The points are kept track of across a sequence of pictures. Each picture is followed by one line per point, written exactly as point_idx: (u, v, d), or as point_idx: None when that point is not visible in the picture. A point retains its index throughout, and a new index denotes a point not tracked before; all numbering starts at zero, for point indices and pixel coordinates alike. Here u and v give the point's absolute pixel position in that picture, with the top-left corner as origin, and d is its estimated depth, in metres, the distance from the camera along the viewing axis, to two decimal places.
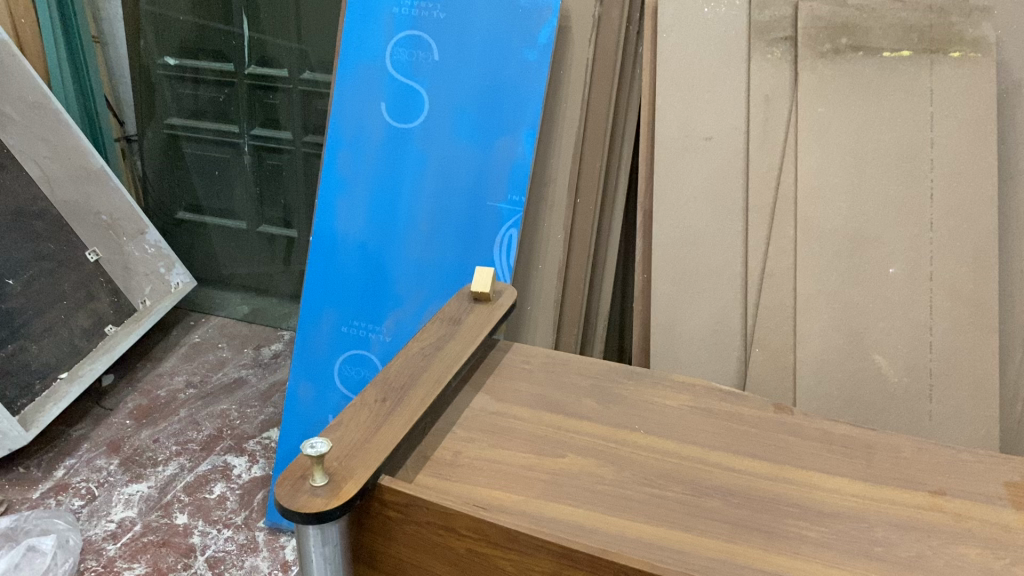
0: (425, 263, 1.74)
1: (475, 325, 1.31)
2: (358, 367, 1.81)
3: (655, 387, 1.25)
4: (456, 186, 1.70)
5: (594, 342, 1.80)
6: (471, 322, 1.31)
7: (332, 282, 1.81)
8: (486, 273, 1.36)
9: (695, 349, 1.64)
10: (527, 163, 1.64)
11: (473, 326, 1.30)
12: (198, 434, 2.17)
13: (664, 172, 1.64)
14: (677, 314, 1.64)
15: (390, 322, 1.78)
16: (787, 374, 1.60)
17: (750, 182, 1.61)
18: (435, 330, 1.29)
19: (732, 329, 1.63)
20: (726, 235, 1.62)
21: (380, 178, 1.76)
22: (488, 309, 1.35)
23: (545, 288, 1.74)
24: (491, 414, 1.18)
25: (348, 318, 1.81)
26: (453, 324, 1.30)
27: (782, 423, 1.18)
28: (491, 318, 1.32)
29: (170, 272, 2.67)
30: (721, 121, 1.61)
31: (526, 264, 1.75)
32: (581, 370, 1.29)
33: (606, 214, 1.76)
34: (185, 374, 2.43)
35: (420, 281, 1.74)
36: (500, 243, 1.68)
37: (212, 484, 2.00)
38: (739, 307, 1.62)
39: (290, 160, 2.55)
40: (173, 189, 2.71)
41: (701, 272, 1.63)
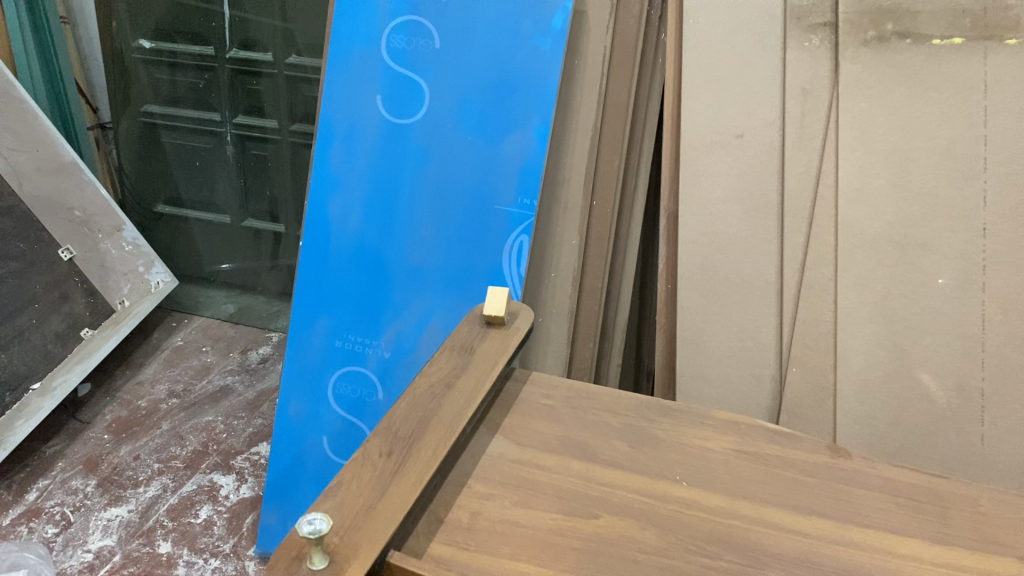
0: (428, 271, 1.57)
1: (489, 355, 1.16)
2: (353, 384, 1.64)
3: (693, 426, 1.11)
4: (461, 187, 1.54)
5: (610, 357, 1.66)
6: (484, 351, 1.16)
7: (323, 291, 1.64)
8: (500, 295, 1.21)
9: (724, 368, 1.50)
10: (539, 162, 1.48)
11: (487, 356, 1.15)
12: (182, 450, 2.02)
13: (690, 173, 1.49)
14: (705, 329, 1.51)
15: (389, 335, 1.61)
16: (827, 396, 1.45)
17: (786, 183, 1.45)
18: (444, 363, 1.14)
19: (766, 345, 1.47)
20: (761, 242, 1.47)
21: (376, 177, 1.59)
22: (502, 335, 1.20)
23: (558, 298, 1.59)
24: (512, 462, 1.04)
25: (342, 331, 1.63)
26: (464, 354, 1.16)
27: (840, 470, 1.04)
28: (507, 347, 1.18)
29: (150, 271, 2.46)
30: (753, 116, 1.45)
31: (537, 272, 1.59)
32: (608, 406, 1.15)
33: (626, 216, 1.60)
34: (167, 382, 2.27)
35: (422, 291, 1.58)
36: (511, 251, 1.52)
37: (198, 507, 1.86)
38: (773, 320, 1.47)
39: (276, 150, 2.38)
40: (151, 181, 2.54)
41: (732, 283, 1.48)
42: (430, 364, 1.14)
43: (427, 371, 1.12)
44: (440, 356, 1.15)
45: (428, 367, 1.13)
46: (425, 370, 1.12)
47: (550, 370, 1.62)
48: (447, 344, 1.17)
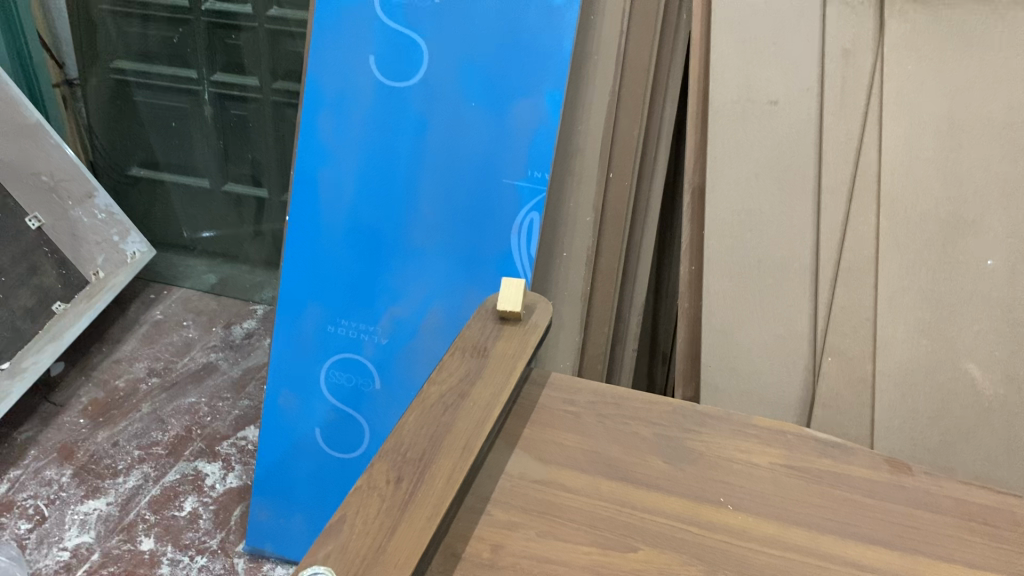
0: (429, 250, 1.45)
1: (505, 359, 1.03)
2: (348, 373, 1.52)
3: (735, 436, 0.99)
4: (465, 159, 1.40)
5: (625, 341, 1.53)
6: (499, 354, 1.04)
7: (315, 273, 1.51)
8: (517, 289, 1.08)
9: (754, 357, 1.37)
10: (551, 132, 1.35)
11: (502, 361, 1.03)
12: (163, 436, 1.90)
13: (718, 143, 1.35)
14: (735, 317, 1.37)
15: (387, 321, 1.49)
16: (864, 388, 1.34)
17: (824, 155, 1.32)
18: (455, 369, 1.01)
19: (800, 333, 1.35)
20: (795, 220, 1.34)
21: (371, 149, 1.44)
22: (519, 334, 1.07)
23: (571, 279, 1.47)
24: (535, 483, 0.92)
25: (336, 316, 1.51)
26: (476, 358, 1.03)
27: (902, 490, 0.93)
28: (525, 349, 1.05)
29: (125, 240, 2.31)
30: (789, 81, 1.31)
31: (548, 251, 1.47)
32: (638, 413, 1.02)
33: (644, 190, 1.46)
34: (146, 360, 2.14)
35: (423, 272, 1.46)
36: (520, 230, 1.40)
37: (182, 499, 1.74)
38: (807, 305, 1.35)
39: (258, 110, 2.21)
40: (124, 142, 2.36)
41: (764, 265, 1.35)
42: (438, 370, 1.01)
43: (436, 378, 0.99)
44: (451, 361, 1.02)
45: (437, 373, 1.00)
46: (434, 377, 0.99)
47: (562, 357, 1.49)
48: (457, 346, 1.05)
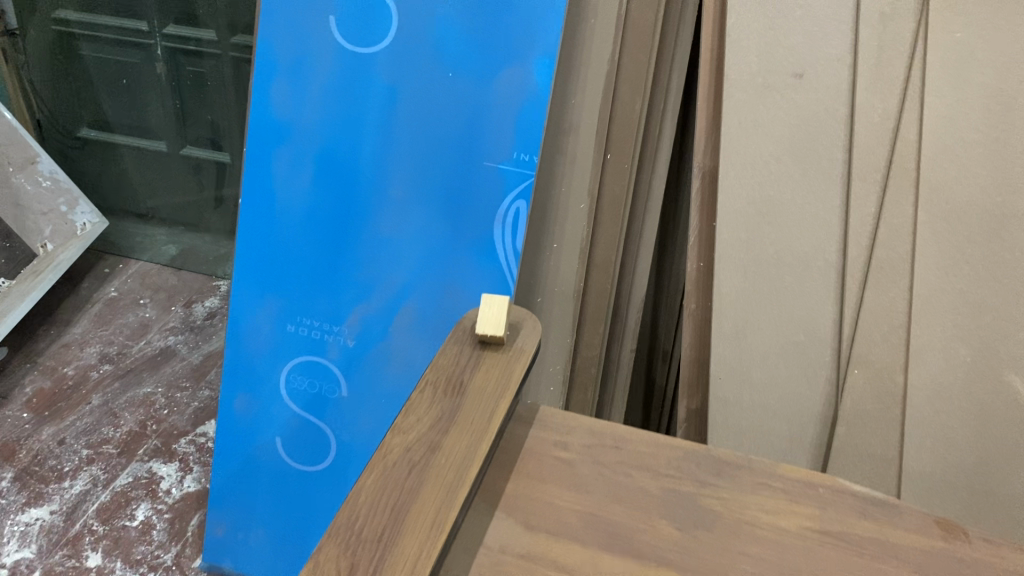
0: (401, 241, 1.26)
1: (484, 397, 0.86)
2: (312, 377, 1.34)
3: (758, 493, 0.83)
4: (441, 137, 1.20)
5: (623, 340, 1.37)
6: (476, 390, 0.87)
7: (270, 264, 1.32)
8: (500, 308, 0.91)
9: (771, 367, 1.20)
10: (541, 107, 1.15)
11: (480, 400, 0.86)
12: (114, 432, 1.73)
13: (733, 121, 1.17)
14: (751, 322, 1.19)
15: (354, 321, 1.30)
16: (894, 403, 1.17)
17: (855, 135, 1.13)
18: (423, 412, 0.84)
19: (822, 341, 1.18)
20: (820, 210, 1.16)
21: (332, 123, 1.24)
22: (501, 363, 0.90)
23: (563, 273, 1.29)
24: (519, 561, 0.76)
25: (296, 314, 1.33)
26: (450, 396, 0.86)
27: (959, 565, 0.77)
28: (508, 383, 0.88)
29: (73, 210, 2.10)
30: (817, 50, 1.12)
31: (535, 242, 1.29)
32: (643, 462, 0.86)
33: (646, 171, 1.28)
34: (98, 345, 1.96)
35: (393, 267, 1.27)
36: (505, 219, 1.21)
37: (133, 507, 1.59)
38: (831, 309, 1.17)
39: (215, 67, 1.99)
40: (71, 101, 2.14)
41: (783, 262, 1.18)
42: (404, 414, 0.84)
43: (401, 426, 0.83)
44: (419, 401, 0.85)
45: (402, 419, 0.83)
46: (398, 424, 0.83)
47: (551, 360, 1.33)
48: (426, 380, 0.88)
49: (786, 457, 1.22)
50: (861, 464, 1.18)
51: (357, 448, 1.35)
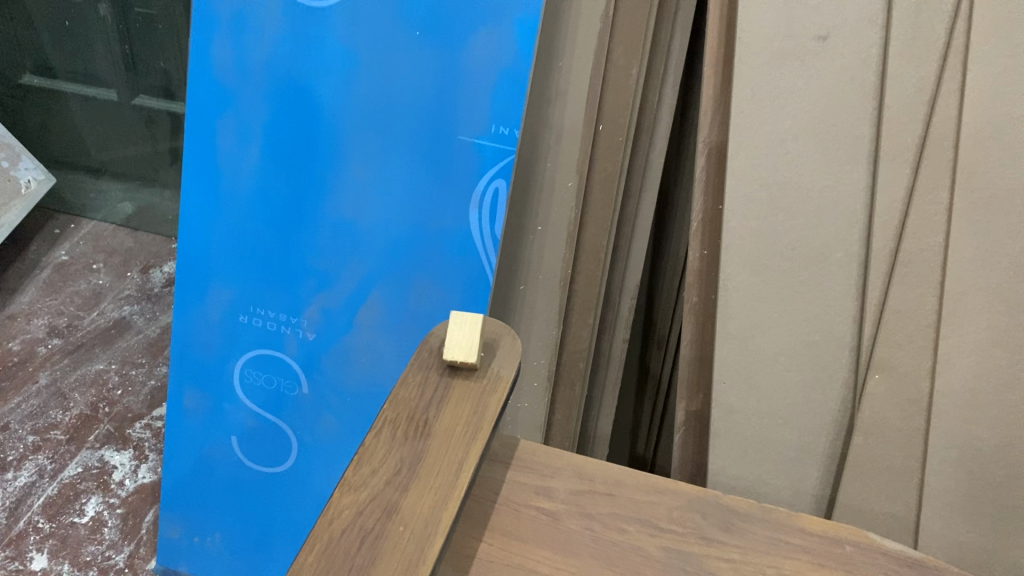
0: (363, 226, 1.11)
1: (451, 442, 0.72)
2: (268, 373, 1.21)
3: (775, 553, 0.71)
4: (407, 108, 1.05)
5: (614, 330, 1.23)
6: (442, 432, 0.73)
7: (218, 249, 1.18)
8: (470, 331, 0.78)
9: (781, 371, 1.06)
10: (521, 75, 0.98)
11: (447, 446, 0.72)
12: (62, 416, 1.60)
13: (745, 93, 1.01)
14: (760, 320, 1.06)
15: (313, 312, 1.17)
16: (917, 412, 1.04)
17: (884, 110, 0.98)
18: (378, 464, 0.71)
19: (839, 342, 1.05)
20: (842, 195, 1.01)
21: (282, 91, 1.08)
22: (472, 396, 0.76)
23: (548, 259, 1.15)
24: None
25: (249, 303, 1.19)
26: (410, 440, 0.72)
27: None
28: (480, 422, 0.74)
29: (15, 166, 1.93)
30: (845, 9, 0.96)
31: (517, 224, 1.14)
32: (640, 513, 0.74)
33: (643, 145, 1.13)
34: (46, 316, 1.81)
35: (355, 255, 1.13)
36: (482, 201, 1.06)
37: (83, 502, 1.46)
38: (852, 307, 1.04)
39: (166, 8, 1.77)
40: (10, 45, 1.94)
41: (799, 254, 1.03)
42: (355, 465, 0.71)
43: (351, 482, 0.69)
44: (373, 448, 0.72)
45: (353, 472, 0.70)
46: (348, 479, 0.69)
47: (535, 353, 1.20)
48: (381, 419, 0.74)
49: (794, 468, 1.09)
50: (879, 477, 1.06)
51: (319, 451, 1.22)
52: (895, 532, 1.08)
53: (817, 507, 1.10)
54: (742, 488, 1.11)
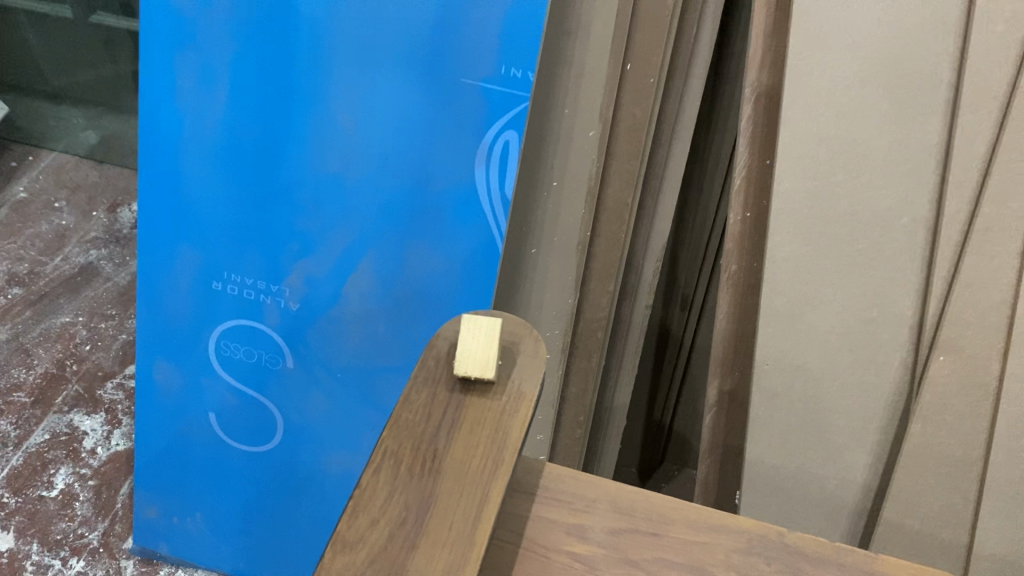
0: (352, 184, 0.96)
1: (465, 482, 0.59)
2: (247, 346, 1.08)
3: None
4: (401, 47, 0.88)
5: (636, 296, 1.09)
6: (454, 470, 0.60)
7: (185, 208, 1.03)
8: (489, 345, 0.64)
9: (831, 352, 0.94)
10: (539, 8, 0.82)
11: (461, 490, 0.59)
12: (26, 376, 1.46)
13: (803, 30, 0.85)
14: (810, 294, 0.92)
15: (296, 280, 1.03)
16: (985, 397, 0.90)
17: (970, 51, 0.82)
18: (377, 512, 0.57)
19: (900, 319, 0.92)
20: (911, 150, 0.86)
21: (252, 24, 0.91)
22: (489, 419, 0.63)
23: (564, 220, 1.00)
24: None
25: (221, 269, 1.05)
26: (415, 481, 0.59)
27: None
28: (500, 455, 0.61)
29: None
30: None
31: (528, 179, 0.99)
32: (691, 559, 0.62)
33: (676, 87, 0.97)
34: (5, 262, 1.65)
35: (343, 216, 0.98)
36: (490, 157, 0.91)
37: (51, 473, 1.34)
38: (916, 281, 0.90)
39: None
40: None
41: (858, 220, 0.89)
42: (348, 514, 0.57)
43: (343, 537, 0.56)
44: (369, 491, 0.59)
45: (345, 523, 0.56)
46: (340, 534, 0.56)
47: (547, 324, 1.07)
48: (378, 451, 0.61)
49: (840, 456, 0.97)
50: (935, 466, 0.94)
51: (306, 429, 1.11)
52: (949, 525, 0.95)
53: (863, 497, 0.98)
54: (780, 476, 1.00)
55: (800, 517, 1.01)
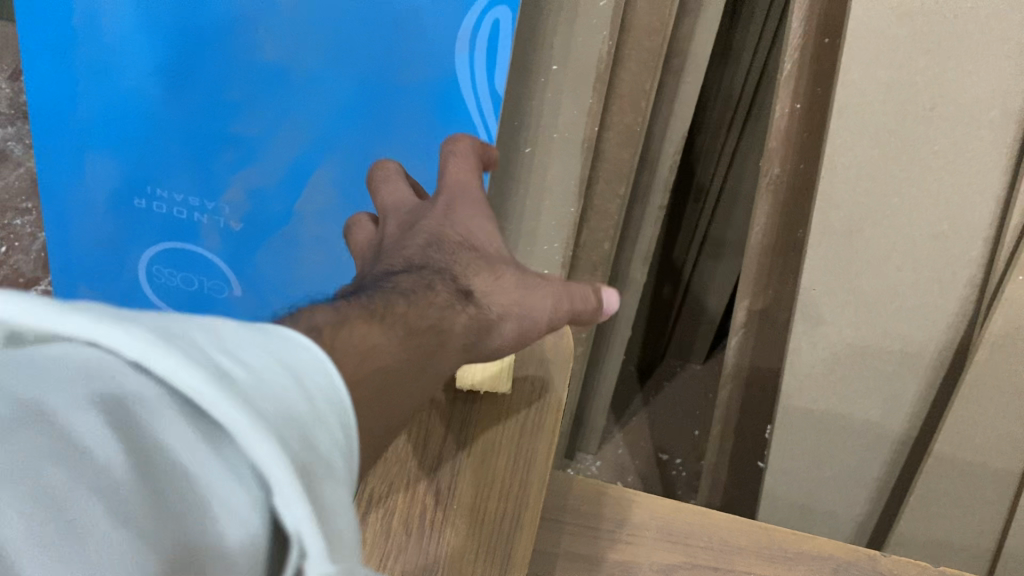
0: (296, 79, 0.76)
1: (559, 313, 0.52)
2: (187, 267, 0.92)
3: None
4: None
5: (647, 198, 0.93)
6: (554, 284, 0.52)
7: (91, 108, 0.83)
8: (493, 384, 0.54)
9: (889, 273, 0.78)
10: None
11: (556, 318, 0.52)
12: None
13: None
14: (872, 207, 0.76)
15: (236, 195, 0.85)
16: None
17: None
18: (470, 339, 0.47)
19: (975, 229, 0.75)
20: (1017, 25, 0.67)
21: None
22: (506, 447, 0.54)
23: (567, 112, 0.80)
24: None
25: (144, 182, 0.87)
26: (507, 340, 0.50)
27: None
28: (592, 314, 0.54)
29: None
30: None
31: (521, 62, 0.78)
32: None
33: None
34: None
35: (288, 119, 0.79)
36: (472, 46, 0.70)
37: None
38: (999, 182, 0.72)
39: None
40: None
41: (937, 116, 0.71)
42: (449, 330, 0.45)
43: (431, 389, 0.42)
44: (464, 314, 0.47)
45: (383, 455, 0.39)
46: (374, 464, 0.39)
47: (546, 238, 0.89)
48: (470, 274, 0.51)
49: (888, 385, 0.84)
50: (998, 395, 0.78)
51: None
52: (1004, 454, 0.81)
53: (909, 425, 0.86)
54: (815, 406, 0.88)
55: (835, 450, 0.89)
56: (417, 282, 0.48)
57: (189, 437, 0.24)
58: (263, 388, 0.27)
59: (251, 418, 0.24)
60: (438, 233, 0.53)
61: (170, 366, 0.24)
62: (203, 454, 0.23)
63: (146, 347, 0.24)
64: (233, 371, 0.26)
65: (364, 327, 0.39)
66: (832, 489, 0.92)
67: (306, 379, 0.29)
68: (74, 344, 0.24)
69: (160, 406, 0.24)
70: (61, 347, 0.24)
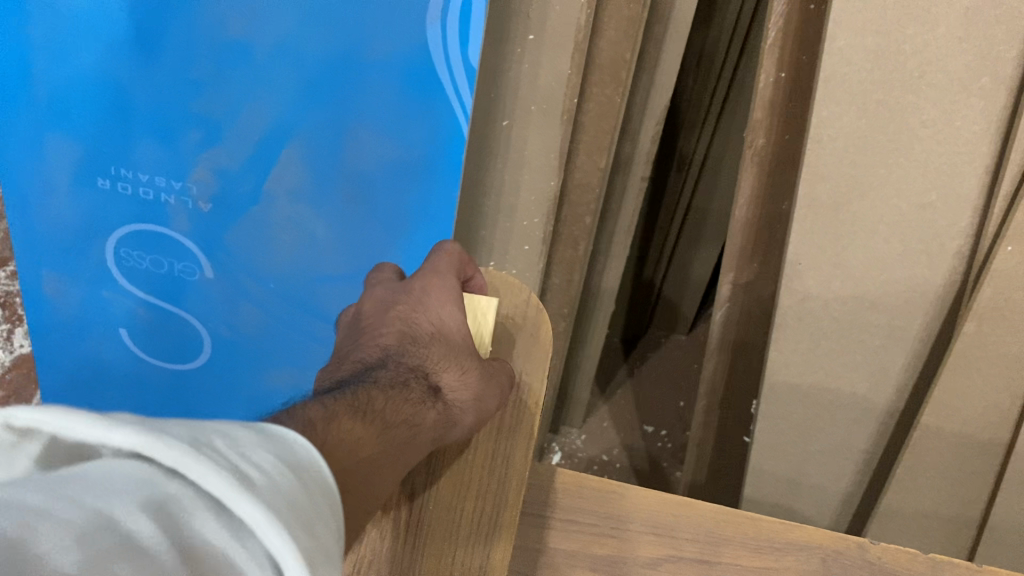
0: (260, 52, 0.73)
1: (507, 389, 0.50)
2: (156, 250, 0.90)
3: None
4: None
5: (629, 169, 0.90)
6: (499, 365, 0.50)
7: (45, 84, 0.80)
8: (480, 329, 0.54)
9: (877, 246, 0.77)
10: None
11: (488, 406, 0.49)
12: None
13: None
14: (859, 176, 0.74)
15: (203, 174, 0.82)
16: None
17: None
18: (437, 438, 0.47)
19: (964, 198, 0.73)
20: None
21: None
22: (482, 446, 0.51)
23: (543, 84, 0.77)
24: None
25: (107, 162, 0.84)
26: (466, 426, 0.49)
27: None
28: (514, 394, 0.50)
29: None
30: None
31: (496, 34, 0.76)
32: None
33: None
34: None
35: (254, 93, 0.76)
36: (444, 18, 0.67)
37: None
38: (988, 148, 0.70)
39: None
40: None
41: (928, 81, 0.69)
42: (417, 424, 0.47)
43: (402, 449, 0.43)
44: (431, 411, 0.48)
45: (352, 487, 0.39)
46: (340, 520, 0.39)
47: (525, 214, 0.86)
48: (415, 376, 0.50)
49: (875, 357, 0.83)
50: (986, 365, 0.76)
51: (240, 341, 0.97)
52: (991, 425, 0.79)
53: (896, 398, 0.84)
54: (801, 382, 0.86)
55: (822, 424, 0.88)
56: (393, 378, 0.50)
57: (222, 531, 0.25)
58: (278, 486, 0.28)
59: (270, 515, 0.26)
60: (411, 323, 0.55)
61: (201, 472, 0.26)
62: (233, 543, 0.25)
63: (177, 455, 0.26)
64: (253, 471, 0.28)
65: (349, 424, 0.42)
66: (819, 461, 0.91)
67: (308, 475, 0.31)
68: (115, 457, 0.26)
69: (195, 508, 0.26)
70: (102, 459, 0.26)
